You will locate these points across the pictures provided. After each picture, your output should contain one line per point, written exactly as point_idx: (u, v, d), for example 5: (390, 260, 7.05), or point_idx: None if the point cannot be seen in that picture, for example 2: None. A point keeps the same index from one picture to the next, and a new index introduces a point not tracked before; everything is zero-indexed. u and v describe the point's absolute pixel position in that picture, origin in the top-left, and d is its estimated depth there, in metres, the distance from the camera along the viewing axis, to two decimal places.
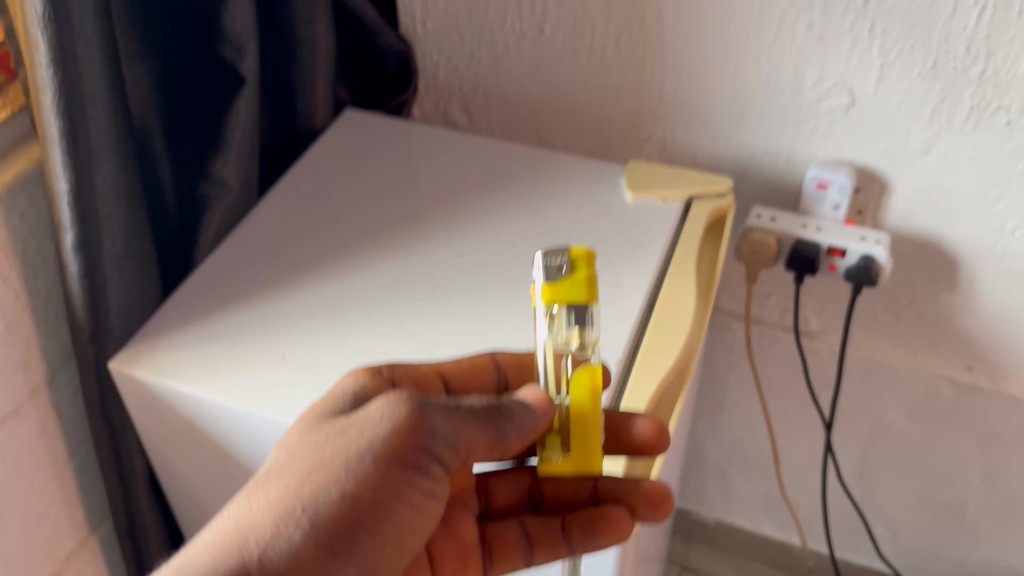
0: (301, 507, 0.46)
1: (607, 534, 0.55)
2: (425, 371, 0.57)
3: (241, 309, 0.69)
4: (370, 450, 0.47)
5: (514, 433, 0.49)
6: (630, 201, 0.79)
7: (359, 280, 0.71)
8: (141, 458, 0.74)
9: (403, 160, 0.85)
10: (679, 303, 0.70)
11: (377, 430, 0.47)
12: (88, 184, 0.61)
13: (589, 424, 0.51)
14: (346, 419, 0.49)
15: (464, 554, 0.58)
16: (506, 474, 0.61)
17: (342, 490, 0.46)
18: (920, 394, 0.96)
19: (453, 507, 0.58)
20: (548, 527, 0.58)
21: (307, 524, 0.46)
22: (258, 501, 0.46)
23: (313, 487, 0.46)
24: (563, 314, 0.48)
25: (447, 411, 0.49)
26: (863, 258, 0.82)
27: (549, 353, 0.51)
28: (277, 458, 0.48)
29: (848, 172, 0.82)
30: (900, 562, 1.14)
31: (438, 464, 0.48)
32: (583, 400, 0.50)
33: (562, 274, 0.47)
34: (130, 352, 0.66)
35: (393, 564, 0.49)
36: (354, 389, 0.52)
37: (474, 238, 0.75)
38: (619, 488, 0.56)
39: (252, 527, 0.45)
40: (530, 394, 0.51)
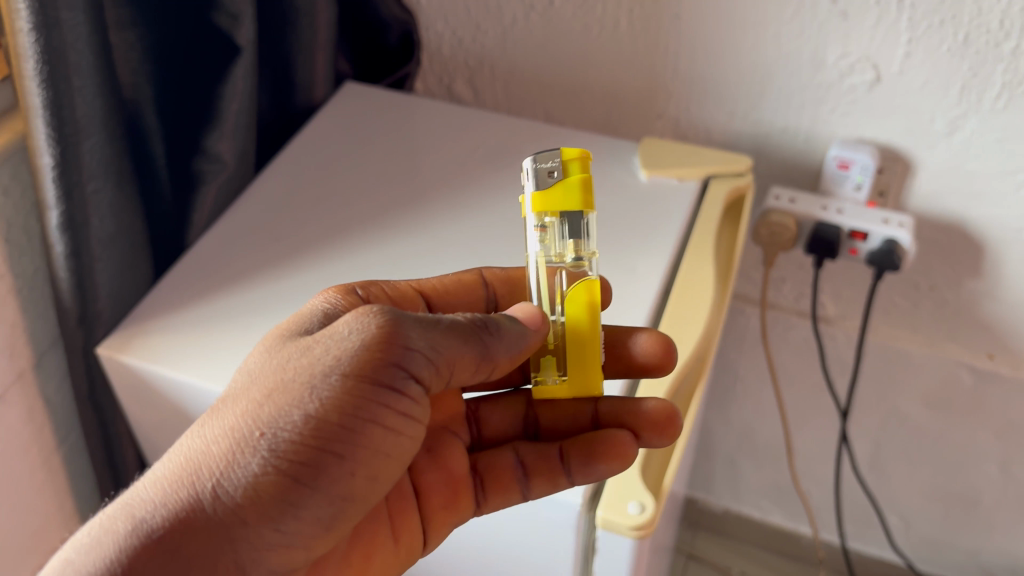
0: (258, 433, 0.40)
1: (608, 460, 0.49)
2: (403, 288, 0.52)
3: (235, 293, 0.66)
4: (337, 368, 0.40)
5: (503, 351, 0.44)
6: (645, 179, 0.76)
7: (361, 262, 0.68)
8: (132, 448, 0.71)
9: (406, 136, 0.82)
10: (697, 288, 0.67)
11: (344, 345, 0.41)
12: (74, 159, 0.57)
13: (587, 343, 0.49)
14: (313, 336, 0.43)
15: (455, 488, 0.52)
16: (499, 400, 0.56)
17: (305, 413, 0.40)
18: (939, 383, 0.93)
19: (440, 435, 0.53)
20: (544, 452, 0.51)
21: (265, 450, 0.39)
22: (215, 428, 0.41)
23: (272, 409, 0.40)
24: (556, 225, 0.48)
25: (425, 325, 0.43)
26: (887, 241, 0.79)
27: (541, 269, 0.49)
28: (239, 383, 0.43)
29: (871, 152, 0.79)
30: (912, 552, 1.12)
31: (417, 381, 0.42)
32: (579, 316, 0.48)
33: (554, 178, 0.46)
34: (120, 337, 0.63)
35: (371, 494, 0.42)
36: (324, 307, 0.47)
37: (481, 218, 0.72)
38: (621, 408, 0.51)
39: (206, 458, 0.40)
40: (520, 311, 0.47)
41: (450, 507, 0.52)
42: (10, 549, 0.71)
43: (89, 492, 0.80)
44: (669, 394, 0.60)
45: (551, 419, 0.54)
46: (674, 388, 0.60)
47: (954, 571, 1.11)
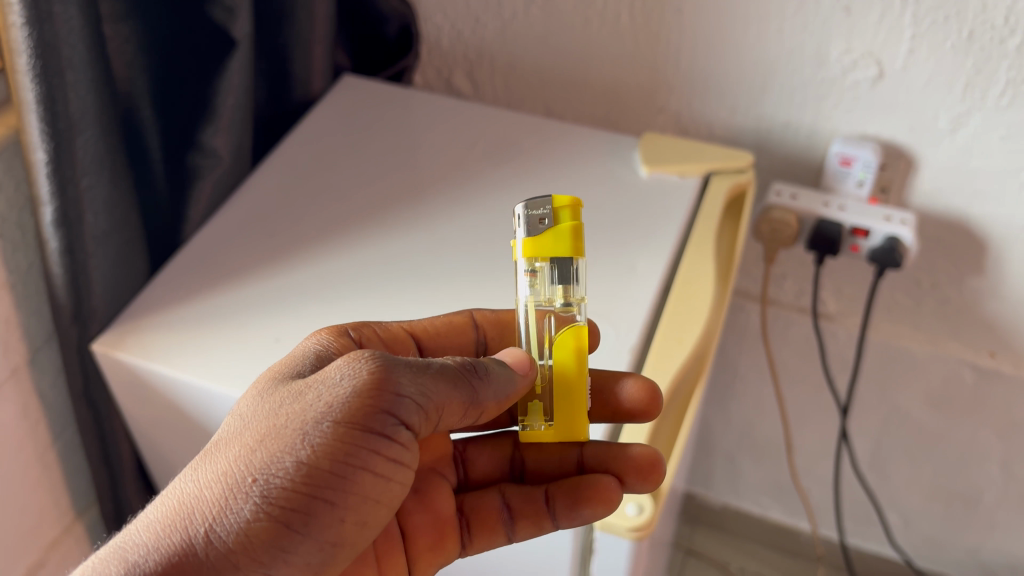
0: (250, 479, 0.39)
1: (593, 504, 0.49)
2: (395, 329, 0.52)
3: (232, 288, 0.65)
4: (328, 415, 0.40)
5: (492, 397, 0.44)
6: (646, 175, 0.75)
7: (360, 258, 0.67)
8: (127, 444, 0.71)
9: (405, 131, 0.81)
10: (698, 285, 0.67)
11: (336, 391, 0.41)
12: (68, 154, 0.56)
13: (574, 389, 0.48)
14: (304, 381, 0.43)
15: (441, 529, 0.51)
16: (486, 441, 0.54)
17: (296, 460, 0.39)
18: (940, 381, 0.92)
19: (427, 476, 0.52)
20: (530, 495, 0.51)
21: (257, 496, 0.39)
22: (207, 472, 0.40)
23: (264, 455, 0.40)
24: (546, 270, 0.47)
25: (415, 370, 0.42)
26: (888, 239, 0.78)
27: (530, 313, 0.49)
28: (231, 427, 0.42)
29: (873, 148, 0.78)
30: (912, 549, 1.11)
31: (407, 427, 0.41)
32: (567, 360, 0.48)
33: (545, 225, 0.46)
34: (115, 334, 0.62)
35: (360, 539, 0.41)
36: (316, 348, 0.47)
37: (480, 214, 0.71)
38: (606, 453, 0.51)
39: (198, 502, 0.39)
40: (509, 356, 0.48)
41: (436, 549, 0.51)
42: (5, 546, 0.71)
43: (84, 488, 0.80)
44: (669, 391, 0.59)
45: (536, 462, 0.53)
46: (674, 386, 0.60)
47: (954, 568, 1.10)
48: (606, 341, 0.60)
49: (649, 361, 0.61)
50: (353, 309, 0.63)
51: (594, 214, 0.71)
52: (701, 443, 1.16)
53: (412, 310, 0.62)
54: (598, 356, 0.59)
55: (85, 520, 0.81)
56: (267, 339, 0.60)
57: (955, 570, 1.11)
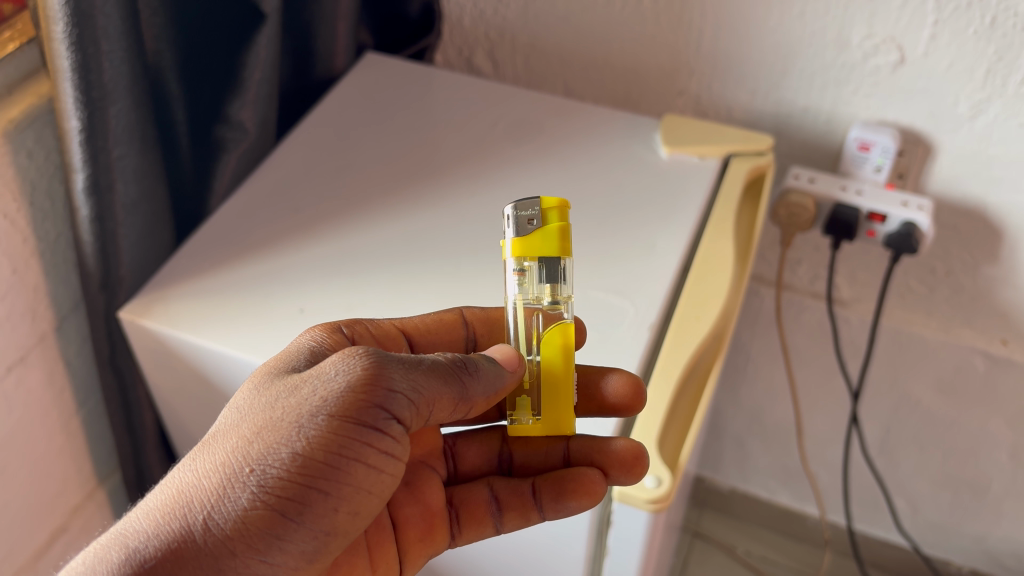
0: (247, 469, 0.40)
1: (578, 496, 0.50)
2: (387, 326, 0.52)
3: (259, 259, 0.66)
4: (323, 408, 0.41)
5: (481, 392, 0.45)
6: (665, 156, 0.75)
7: (385, 232, 0.68)
8: (151, 413, 0.72)
9: (426, 109, 0.82)
10: (717, 262, 0.67)
11: (330, 385, 0.41)
12: (101, 122, 0.57)
13: (560, 385, 0.50)
14: (300, 374, 0.43)
15: (431, 521, 0.52)
16: (475, 436, 0.55)
17: (292, 451, 0.40)
18: (952, 369, 0.93)
19: (417, 469, 0.53)
20: (517, 487, 0.52)
21: (254, 486, 0.40)
22: (204, 462, 0.41)
23: (260, 446, 0.40)
24: (534, 269, 0.49)
25: (407, 365, 0.43)
26: (905, 224, 0.78)
27: (519, 311, 0.50)
28: (227, 417, 0.43)
29: (892, 134, 0.78)
30: (919, 537, 1.12)
31: (399, 421, 0.42)
32: (554, 358, 0.49)
33: (533, 227, 0.47)
34: (141, 302, 0.63)
35: (353, 529, 0.42)
36: (310, 345, 0.47)
37: (500, 191, 0.72)
38: (591, 446, 0.51)
39: (196, 491, 0.40)
40: (499, 352, 0.48)
41: (426, 540, 0.52)
42: (27, 511, 0.72)
43: (106, 454, 0.81)
44: (688, 365, 0.60)
45: (524, 455, 0.54)
46: (692, 362, 0.61)
47: (960, 556, 1.11)
48: (624, 320, 0.61)
49: (667, 338, 0.62)
50: (377, 281, 0.64)
51: (612, 196, 0.71)
52: (711, 427, 1.17)
53: (433, 286, 0.63)
54: (616, 334, 0.60)
55: (107, 487, 0.82)
56: (289, 314, 0.61)
57: (960, 558, 1.11)
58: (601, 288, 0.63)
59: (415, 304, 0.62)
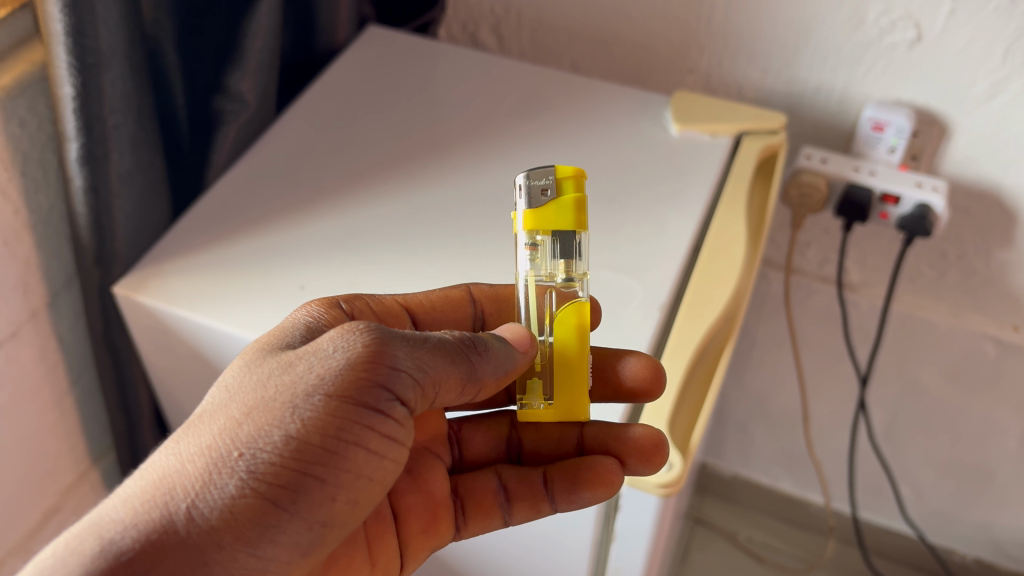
0: (237, 453, 0.39)
1: (593, 487, 0.48)
2: (390, 303, 0.51)
3: (257, 234, 0.64)
4: (321, 388, 0.39)
5: (491, 373, 0.44)
6: (676, 134, 0.73)
7: (388, 208, 0.67)
8: (146, 393, 0.70)
9: (431, 83, 0.80)
10: (728, 242, 0.66)
11: (328, 362, 0.40)
12: (96, 89, 0.55)
13: (573, 366, 0.48)
14: (295, 351, 0.42)
15: (435, 512, 0.51)
16: (481, 422, 0.54)
17: (286, 435, 0.39)
18: (961, 355, 0.92)
19: (420, 457, 0.51)
20: (527, 477, 0.51)
21: (243, 472, 0.38)
22: (189, 446, 0.39)
23: (250, 429, 0.39)
24: (548, 243, 0.47)
25: (411, 343, 0.41)
26: (919, 206, 0.77)
27: (531, 288, 0.49)
28: (215, 397, 0.41)
29: (907, 113, 0.77)
30: (923, 525, 1.11)
31: (402, 403, 0.41)
32: (568, 338, 0.48)
33: (548, 198, 0.46)
34: (136, 277, 0.61)
35: (350, 518, 0.41)
36: (305, 319, 0.46)
37: (506, 166, 0.70)
38: (606, 434, 0.50)
39: (179, 476, 0.38)
40: (509, 331, 0.47)
41: (429, 532, 0.51)
42: (17, 492, 0.70)
43: (100, 434, 0.79)
44: (698, 348, 0.59)
45: (534, 442, 0.53)
46: (702, 345, 0.59)
47: (965, 545, 1.10)
48: (633, 301, 0.60)
49: (676, 322, 0.60)
50: (379, 258, 0.62)
51: (621, 174, 0.70)
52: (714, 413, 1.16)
53: (438, 264, 0.61)
54: (625, 317, 0.59)
55: (101, 468, 0.80)
56: (288, 292, 0.59)
57: (965, 547, 1.10)
58: (612, 269, 0.62)
59: (419, 281, 0.60)
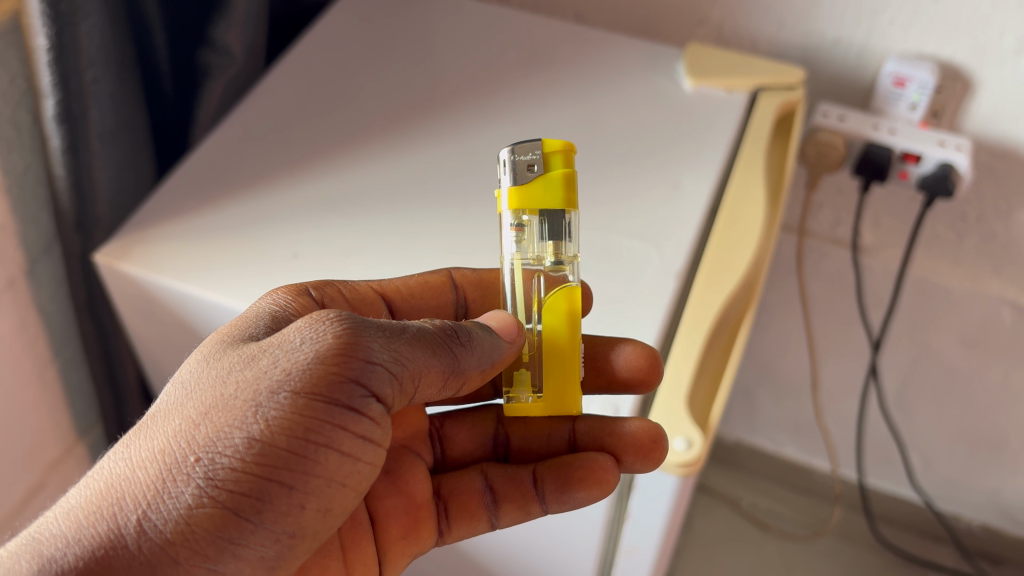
0: (193, 458, 0.35)
1: (587, 486, 0.46)
2: (363, 288, 0.47)
3: (250, 195, 0.61)
4: (287, 384, 0.36)
5: (475, 364, 0.41)
6: (690, 89, 0.70)
7: (387, 169, 0.63)
8: (133, 365, 0.66)
9: (428, 36, 0.75)
10: (745, 202, 0.62)
11: (294, 356, 0.36)
12: (71, 40, 0.51)
13: (566, 356, 0.45)
14: (258, 344, 0.38)
15: (416, 515, 0.48)
16: (466, 417, 0.52)
17: (247, 437, 0.35)
18: (977, 320, 0.89)
19: (400, 456, 0.49)
20: (516, 476, 0.48)
21: (200, 478, 0.35)
22: (140, 450, 0.36)
23: (208, 431, 0.35)
24: (534, 224, 0.44)
25: (387, 334, 0.38)
26: (941, 165, 0.73)
27: (517, 272, 0.46)
28: (171, 395, 0.38)
29: (931, 68, 0.73)
30: (930, 491, 1.09)
31: (377, 400, 0.37)
32: (558, 326, 0.45)
33: (534, 173, 0.42)
34: (119, 244, 0.58)
35: (321, 527, 0.38)
36: (271, 308, 0.42)
37: (512, 123, 0.66)
38: (600, 429, 0.47)
39: (129, 484, 0.35)
40: (494, 318, 0.45)
41: (410, 537, 0.48)
42: None
43: (85, 406, 0.75)
44: (718, 317, 0.55)
45: (523, 438, 0.51)
46: (722, 314, 0.56)
47: (972, 511, 1.08)
48: (649, 270, 0.56)
49: (693, 291, 0.57)
50: (379, 222, 0.59)
51: (632, 133, 0.66)
52: None
53: (441, 229, 0.58)
54: (640, 288, 0.55)
55: (86, 442, 0.77)
56: (282, 258, 0.56)
57: (972, 513, 1.09)
58: (628, 235, 0.59)
59: (421, 246, 0.57)
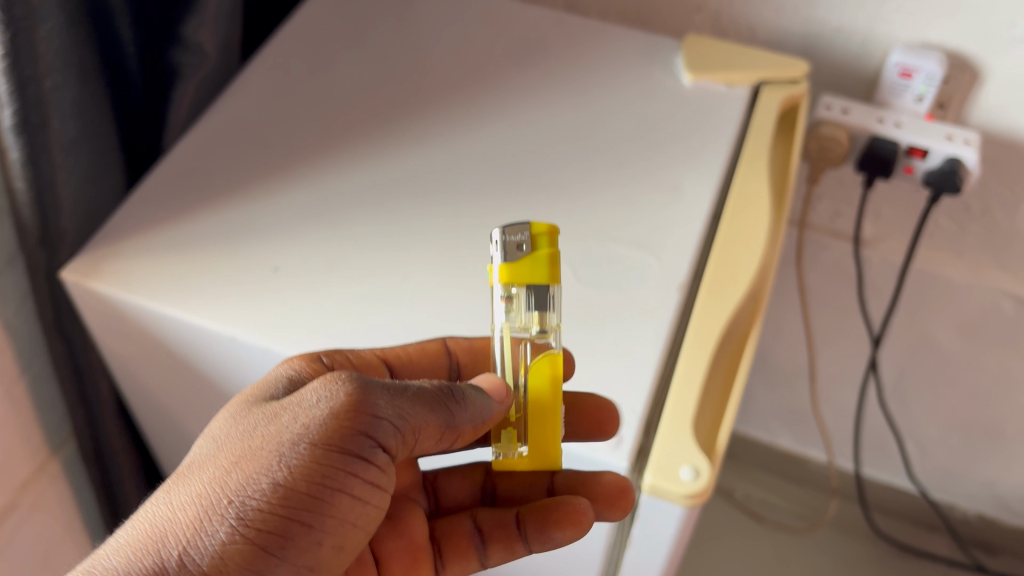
0: (226, 500, 0.35)
1: (563, 527, 0.45)
2: (367, 355, 0.46)
3: (227, 204, 0.57)
4: (305, 436, 0.36)
5: (468, 421, 0.40)
6: (688, 84, 0.67)
7: (371, 173, 0.59)
8: (107, 382, 0.63)
9: (411, 27, 0.72)
10: (749, 204, 0.59)
11: (312, 411, 0.37)
12: (27, 45, 0.47)
13: (547, 414, 0.42)
14: (280, 402, 0.39)
15: (417, 554, 0.47)
16: (457, 469, 0.52)
17: (273, 481, 0.35)
18: (977, 313, 0.87)
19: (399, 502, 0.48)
20: (502, 517, 0.48)
21: (233, 519, 0.35)
22: (175, 498, 0.36)
23: (239, 477, 0.35)
24: (522, 295, 0.41)
25: (392, 392, 0.38)
26: (948, 160, 0.70)
27: (506, 340, 0.43)
28: (201, 450, 0.38)
29: (939, 59, 0.69)
30: (926, 480, 1.08)
31: (386, 451, 0.37)
32: (541, 389, 0.42)
33: (522, 251, 0.40)
34: (87, 260, 0.54)
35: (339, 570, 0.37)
36: (288, 373, 0.42)
37: (501, 123, 0.63)
38: (575, 477, 0.46)
39: (169, 526, 0.35)
40: (484, 382, 0.43)
41: None
42: None
43: None
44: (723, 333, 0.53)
45: (508, 489, 0.50)
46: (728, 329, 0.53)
47: (967, 500, 1.07)
48: (648, 277, 0.54)
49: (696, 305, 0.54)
50: (363, 233, 0.55)
51: (629, 133, 0.63)
52: None
53: (429, 239, 0.55)
54: (641, 296, 0.53)
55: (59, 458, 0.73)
56: (260, 274, 0.53)
57: (968, 502, 1.07)
58: (623, 241, 0.56)
59: (408, 260, 0.54)
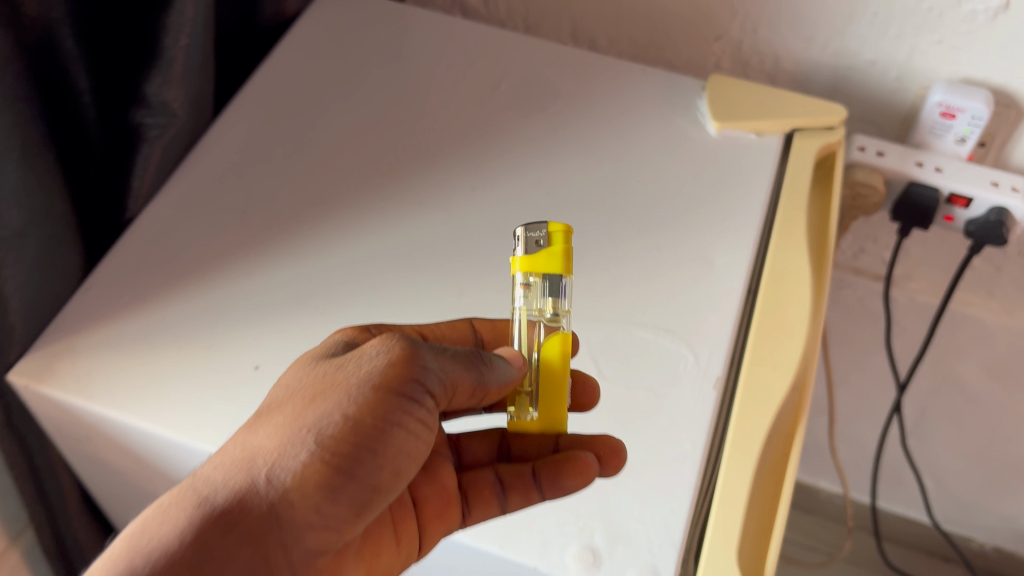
0: (303, 431, 0.34)
1: (573, 476, 0.41)
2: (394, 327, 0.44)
3: (204, 285, 0.51)
4: (369, 381, 0.36)
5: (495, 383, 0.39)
6: (714, 132, 0.60)
7: (365, 246, 0.53)
8: (68, 475, 0.57)
9: (407, 63, 0.65)
10: (788, 279, 0.53)
11: (370, 361, 0.37)
12: None
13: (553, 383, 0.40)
14: (336, 358, 0.38)
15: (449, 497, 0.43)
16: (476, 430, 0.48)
17: (343, 416, 0.35)
18: (1008, 354, 0.81)
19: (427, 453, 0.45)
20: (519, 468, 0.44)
21: (310, 444, 0.34)
22: (247, 437, 0.35)
23: (313, 412, 0.35)
24: (539, 284, 0.40)
25: (435, 350, 0.39)
26: (993, 211, 0.64)
27: (522, 323, 0.41)
28: (265, 401, 0.37)
29: (985, 98, 0.63)
30: (942, 514, 1.03)
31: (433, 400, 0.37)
32: (549, 359, 0.40)
33: (538, 245, 0.39)
34: (39, 359, 0.47)
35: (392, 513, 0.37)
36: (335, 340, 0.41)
37: (510, 183, 0.56)
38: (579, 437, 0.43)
39: (251, 455, 0.34)
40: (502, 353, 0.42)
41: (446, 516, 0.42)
42: None
43: None
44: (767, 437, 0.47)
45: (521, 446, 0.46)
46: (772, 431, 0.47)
47: (985, 535, 1.03)
48: (683, 370, 0.48)
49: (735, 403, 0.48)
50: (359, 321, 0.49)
51: (652, 192, 0.56)
52: None
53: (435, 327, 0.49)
54: (676, 393, 0.46)
55: None
56: (240, 372, 0.46)
57: (986, 537, 1.03)
58: (653, 326, 0.49)
59: None
